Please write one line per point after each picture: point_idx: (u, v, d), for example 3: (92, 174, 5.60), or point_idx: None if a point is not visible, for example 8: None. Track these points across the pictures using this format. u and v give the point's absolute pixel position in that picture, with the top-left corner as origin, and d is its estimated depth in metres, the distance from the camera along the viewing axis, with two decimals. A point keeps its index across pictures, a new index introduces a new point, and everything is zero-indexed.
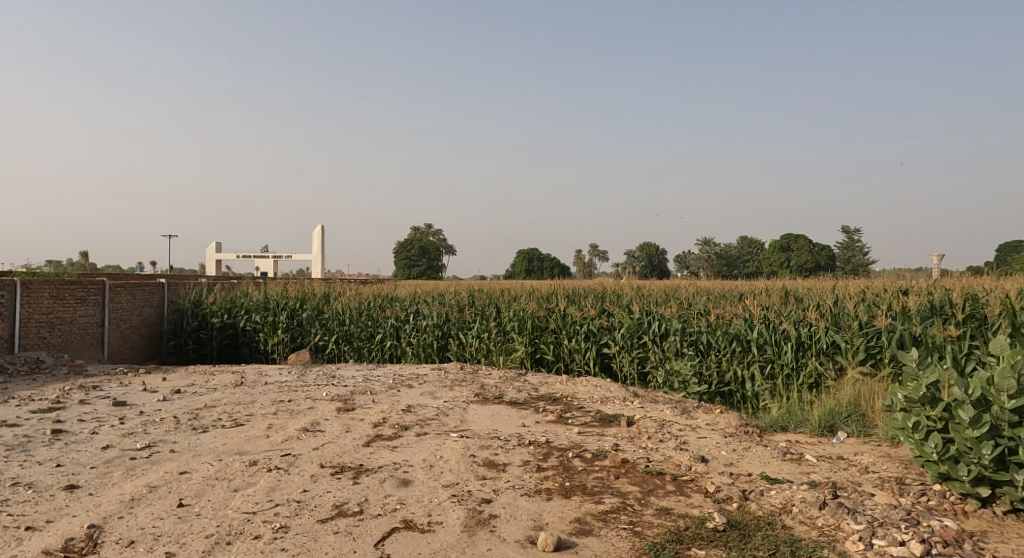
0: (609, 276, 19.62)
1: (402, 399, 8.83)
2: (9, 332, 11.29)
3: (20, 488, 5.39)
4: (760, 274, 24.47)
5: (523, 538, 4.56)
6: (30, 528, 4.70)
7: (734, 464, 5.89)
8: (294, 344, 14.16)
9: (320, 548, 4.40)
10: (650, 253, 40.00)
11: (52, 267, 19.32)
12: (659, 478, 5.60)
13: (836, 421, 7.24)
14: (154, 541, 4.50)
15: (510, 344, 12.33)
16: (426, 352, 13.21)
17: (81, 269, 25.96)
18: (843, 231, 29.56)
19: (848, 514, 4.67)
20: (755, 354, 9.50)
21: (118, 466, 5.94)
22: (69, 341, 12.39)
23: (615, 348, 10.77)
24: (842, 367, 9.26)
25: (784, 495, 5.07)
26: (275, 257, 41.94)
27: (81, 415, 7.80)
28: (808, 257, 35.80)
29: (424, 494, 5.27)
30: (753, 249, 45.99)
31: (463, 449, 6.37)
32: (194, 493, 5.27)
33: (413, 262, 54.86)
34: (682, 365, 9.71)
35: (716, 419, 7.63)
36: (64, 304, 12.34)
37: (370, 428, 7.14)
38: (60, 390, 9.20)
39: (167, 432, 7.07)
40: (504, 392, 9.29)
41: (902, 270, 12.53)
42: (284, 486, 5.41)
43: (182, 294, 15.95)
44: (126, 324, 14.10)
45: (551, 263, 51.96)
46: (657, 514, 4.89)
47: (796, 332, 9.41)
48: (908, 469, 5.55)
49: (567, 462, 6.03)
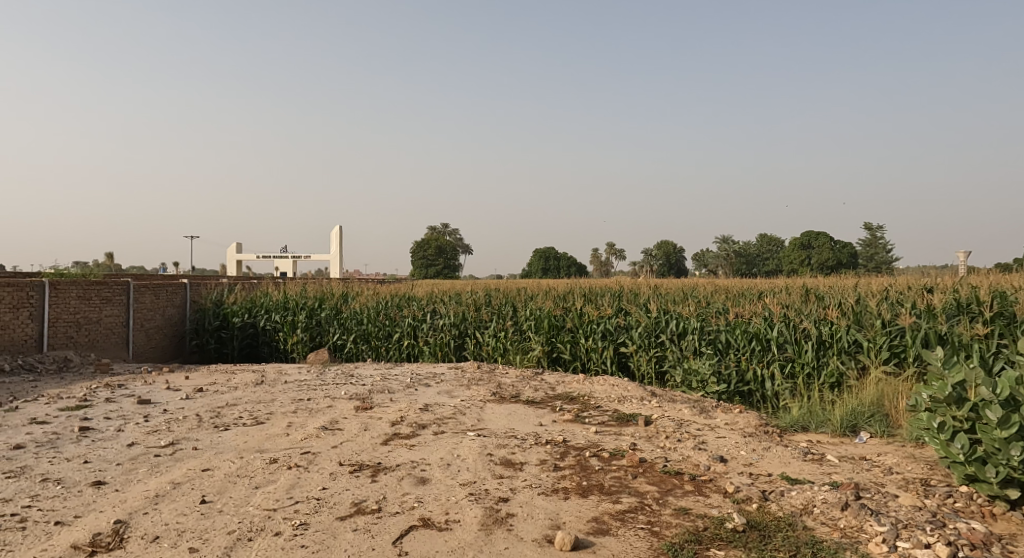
0: (625, 275, 19.47)
1: (419, 398, 8.84)
2: (38, 332, 11.48)
3: (49, 484, 5.48)
4: (784, 271, 24.18)
5: (540, 537, 4.55)
6: (58, 523, 4.77)
7: (754, 464, 5.83)
8: (313, 343, 14.31)
9: (339, 546, 4.41)
10: (668, 251, 39.53)
11: (81, 268, 19.76)
12: (677, 478, 5.55)
13: (858, 421, 7.14)
14: (178, 536, 4.56)
15: (526, 344, 12.34)
16: (443, 351, 13.26)
17: (107, 269, 26.76)
18: (865, 227, 29.01)
19: (871, 516, 4.59)
20: (775, 353, 9.36)
21: (143, 463, 6.02)
22: (95, 340, 12.59)
23: (632, 347, 10.73)
24: (865, 367, 9.10)
25: (805, 495, 5.01)
26: (295, 258, 42.45)
27: (107, 413, 7.94)
28: (829, 255, 35.26)
29: (441, 493, 5.27)
30: (773, 247, 45.54)
31: (481, 448, 6.37)
32: (216, 491, 5.32)
33: (430, 262, 55.06)
34: (701, 364, 9.63)
35: (735, 418, 7.56)
36: (91, 304, 12.53)
37: (387, 427, 7.17)
38: (87, 389, 9.36)
39: (190, 429, 7.15)
40: (521, 391, 9.26)
41: (926, 266, 12.29)
42: (304, 484, 5.45)
43: (204, 294, 16.18)
44: (151, 324, 14.31)
45: (568, 261, 51.64)
46: (675, 514, 4.86)
47: (816, 331, 9.28)
48: (934, 470, 5.45)
49: (584, 461, 6.00)
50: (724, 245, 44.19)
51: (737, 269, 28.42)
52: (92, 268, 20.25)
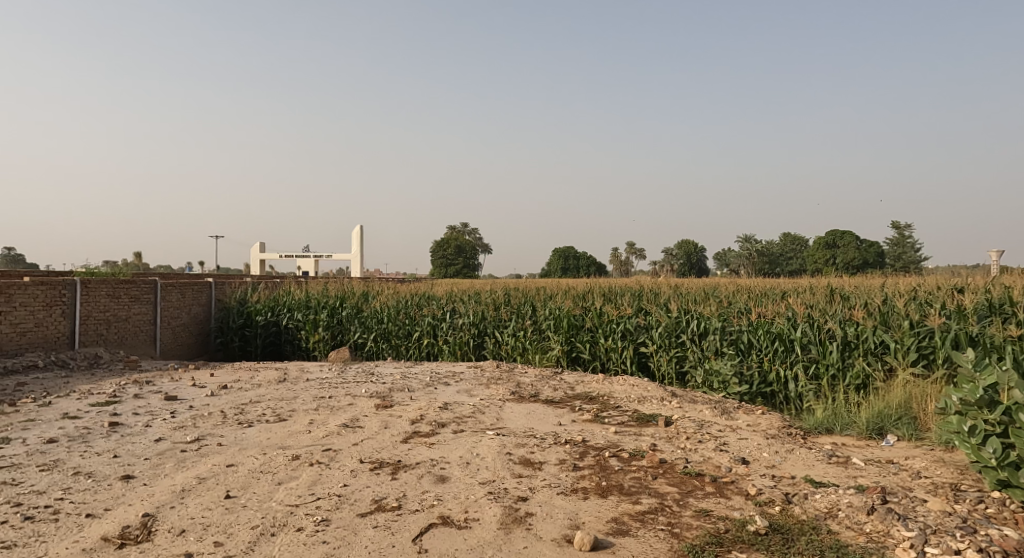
0: (646, 274, 19.33)
1: (439, 396, 8.86)
2: (70, 329, 11.70)
3: (81, 477, 5.58)
4: (810, 271, 23.83)
5: (559, 536, 4.52)
6: (90, 515, 4.85)
7: (776, 467, 5.75)
8: (335, 342, 14.42)
9: (360, 542, 4.42)
10: (689, 250, 39.23)
11: (110, 267, 20.14)
12: (698, 479, 5.49)
13: (885, 424, 7.01)
14: (204, 530, 4.61)
15: (545, 343, 12.30)
16: (463, 350, 13.28)
17: (134, 268, 27.25)
18: (893, 227, 28.53)
19: (899, 521, 4.50)
20: (799, 354, 9.22)
21: (170, 457, 6.11)
22: (124, 337, 12.81)
23: (652, 347, 10.66)
24: (892, 368, 8.93)
25: (830, 499, 4.92)
26: (317, 257, 42.84)
27: (135, 408, 8.06)
28: (855, 254, 34.75)
29: (460, 491, 5.27)
30: (797, 246, 44.97)
31: (500, 447, 6.35)
32: (240, 486, 5.37)
33: (450, 262, 55.21)
34: (722, 365, 9.54)
35: (758, 420, 7.47)
36: (120, 302, 12.75)
37: (407, 425, 7.19)
38: (116, 385, 9.52)
39: (215, 426, 7.24)
40: (540, 391, 9.23)
41: (957, 265, 12.03)
42: (326, 480, 5.48)
43: (229, 293, 16.38)
44: (177, 321, 14.53)
45: (588, 261, 51.45)
46: (696, 516, 4.80)
47: (842, 331, 9.12)
48: (964, 475, 5.33)
49: (603, 462, 5.96)
50: (747, 245, 43.74)
51: (760, 269, 28.11)
52: (120, 267, 20.61)
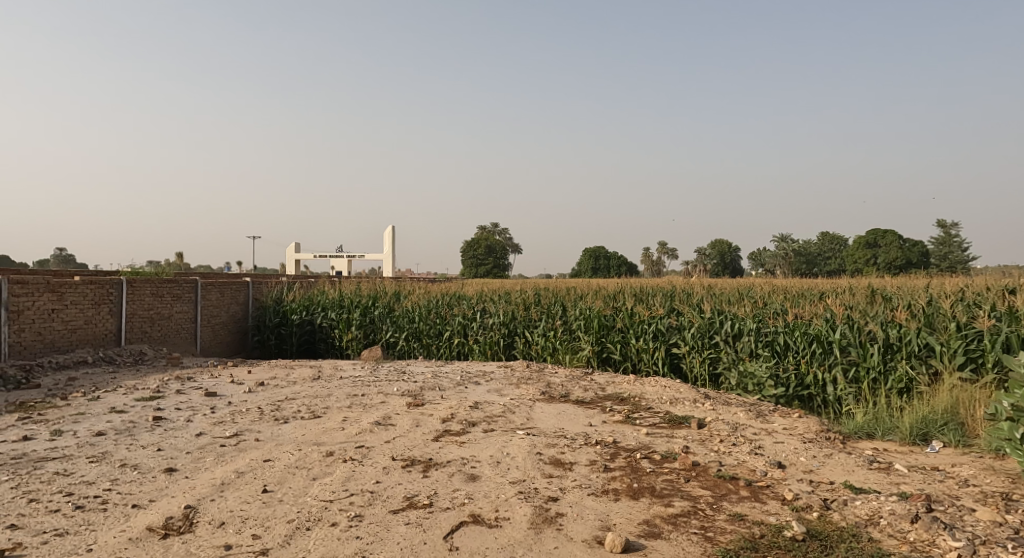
0: (679, 274, 19.10)
1: (470, 396, 8.87)
2: (118, 327, 12.02)
3: (127, 469, 5.71)
4: (851, 271, 23.28)
5: (590, 538, 4.47)
6: (136, 506, 4.96)
7: (814, 472, 5.60)
8: (367, 340, 14.56)
9: (393, 539, 4.43)
10: (723, 250, 38.66)
11: (153, 266, 20.66)
12: (732, 483, 5.38)
13: (930, 429, 6.80)
14: (243, 523, 4.67)
15: (576, 343, 12.23)
16: (493, 350, 13.28)
17: (173, 267, 27.94)
18: (940, 226, 27.76)
19: (944, 530, 4.34)
20: (838, 356, 8.98)
21: (210, 452, 6.22)
22: (167, 335, 13.12)
23: (684, 348, 10.52)
24: (937, 372, 8.64)
25: (871, 506, 4.78)
26: (350, 257, 43.35)
27: (178, 404, 8.24)
28: (897, 254, 33.85)
29: (491, 490, 5.25)
30: (835, 245, 44.00)
31: (530, 447, 6.32)
32: (277, 481, 5.44)
33: (480, 262, 55.35)
34: (758, 367, 9.39)
35: (794, 424, 7.30)
36: (163, 301, 13.06)
37: (438, 423, 7.20)
38: (160, 380, 9.75)
39: (252, 421, 7.35)
40: (571, 391, 9.18)
41: (1006, 266, 11.61)
42: (359, 477, 5.51)
43: (265, 292, 16.66)
44: (217, 320, 14.83)
45: (619, 261, 51.08)
46: (730, 520, 4.70)
47: (884, 333, 8.86)
48: (1015, 484, 5.12)
49: (635, 463, 5.89)
50: (783, 244, 42.97)
51: (798, 269, 27.55)
52: (162, 267, 21.13)
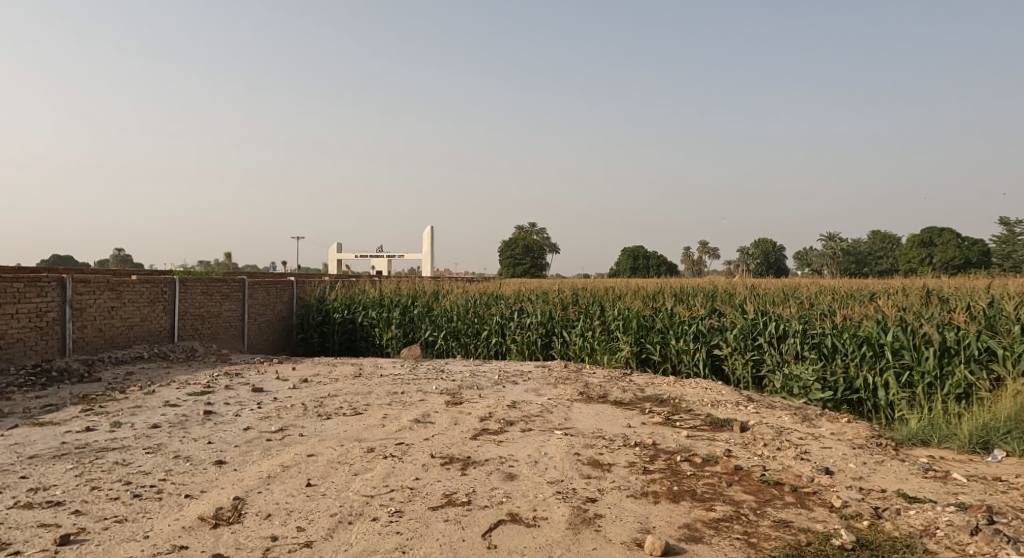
0: (721, 275, 18.72)
1: (508, 395, 8.84)
2: (171, 324, 12.36)
3: (180, 460, 5.85)
4: (904, 271, 22.43)
5: (629, 540, 4.38)
6: (189, 495, 5.07)
7: (864, 479, 5.39)
8: (407, 339, 14.67)
9: (432, 535, 4.42)
10: (767, 250, 37.80)
11: (203, 266, 21.24)
12: (777, 488, 5.22)
13: (991, 438, 6.48)
14: (288, 515, 4.72)
15: (614, 344, 12.09)
16: (531, 350, 13.24)
17: (221, 267, 28.69)
18: (1001, 223, 26.51)
19: (1007, 544, 4.11)
20: (890, 360, 8.62)
21: (257, 445, 6.33)
22: (216, 333, 13.45)
23: (726, 350, 10.31)
24: (998, 378, 8.24)
25: (926, 515, 4.57)
26: (390, 257, 43.85)
27: (228, 399, 8.43)
28: (953, 254, 32.53)
29: (529, 489, 5.20)
30: (886, 245, 42.57)
31: (568, 447, 6.25)
32: (319, 475, 5.49)
33: (518, 262, 55.35)
34: (804, 370, 9.12)
35: (843, 429, 7.06)
36: (213, 299, 13.39)
37: (476, 422, 7.19)
38: (210, 376, 9.99)
39: (297, 417, 7.46)
40: (609, 391, 9.06)
41: None
42: (398, 473, 5.53)
43: (309, 291, 16.95)
44: (263, 318, 15.15)
45: (659, 261, 50.44)
46: (775, 526, 4.55)
47: (940, 336, 8.49)
48: None
49: (675, 466, 5.76)
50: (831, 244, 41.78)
51: (847, 269, 26.72)
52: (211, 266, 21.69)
